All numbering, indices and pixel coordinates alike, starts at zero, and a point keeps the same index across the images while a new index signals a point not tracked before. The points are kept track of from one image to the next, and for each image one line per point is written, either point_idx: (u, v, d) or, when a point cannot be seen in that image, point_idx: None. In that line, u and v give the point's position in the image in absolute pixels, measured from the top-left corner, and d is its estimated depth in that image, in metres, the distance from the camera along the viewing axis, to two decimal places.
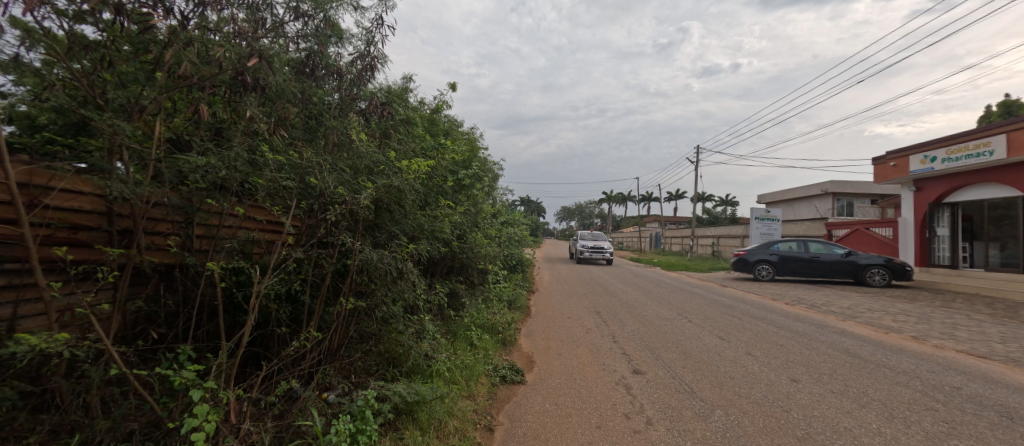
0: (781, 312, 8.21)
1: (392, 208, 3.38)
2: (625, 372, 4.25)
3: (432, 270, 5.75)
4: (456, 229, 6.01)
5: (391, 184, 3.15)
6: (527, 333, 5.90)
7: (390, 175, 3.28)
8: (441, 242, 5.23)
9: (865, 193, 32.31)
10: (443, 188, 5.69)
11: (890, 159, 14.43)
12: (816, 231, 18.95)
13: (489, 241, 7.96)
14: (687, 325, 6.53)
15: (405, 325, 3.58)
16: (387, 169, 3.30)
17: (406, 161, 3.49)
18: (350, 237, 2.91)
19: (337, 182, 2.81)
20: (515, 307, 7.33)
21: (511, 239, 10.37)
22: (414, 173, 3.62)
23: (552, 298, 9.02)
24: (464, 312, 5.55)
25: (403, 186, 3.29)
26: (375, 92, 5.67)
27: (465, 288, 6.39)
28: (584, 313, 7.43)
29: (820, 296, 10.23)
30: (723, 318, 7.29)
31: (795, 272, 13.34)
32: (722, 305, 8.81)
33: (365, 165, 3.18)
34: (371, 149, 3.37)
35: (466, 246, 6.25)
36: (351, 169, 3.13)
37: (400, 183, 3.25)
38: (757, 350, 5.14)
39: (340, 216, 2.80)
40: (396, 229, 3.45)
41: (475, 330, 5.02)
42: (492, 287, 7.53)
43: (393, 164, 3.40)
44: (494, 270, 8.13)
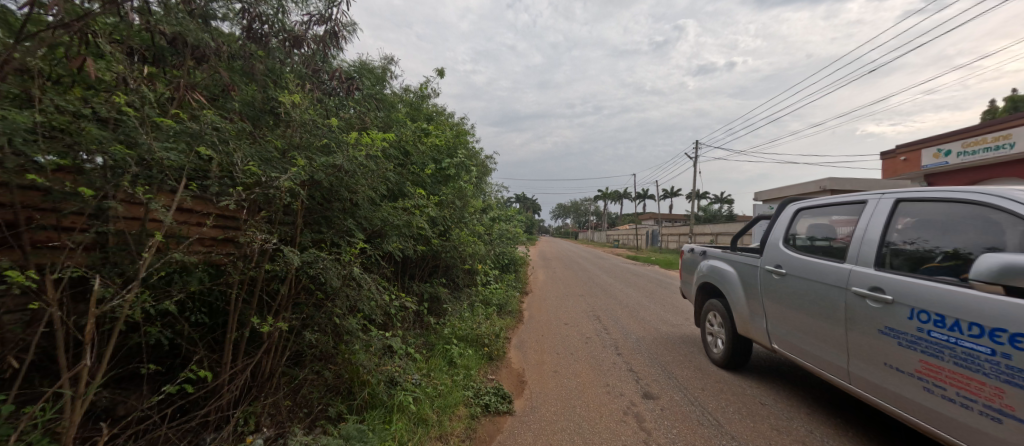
0: None
1: (339, 196, 2.63)
2: (633, 395, 3.53)
3: (408, 273, 5.02)
4: (436, 225, 5.27)
5: (332, 163, 2.39)
6: (517, 343, 5.18)
7: (334, 152, 2.53)
8: (417, 240, 4.50)
9: (864, 191, 31.87)
10: (419, 177, 4.95)
11: (900, 153, 13.80)
12: (820, 228, 18.37)
13: (478, 239, 7.25)
14: (698, 333, 5.84)
15: (361, 344, 2.84)
16: (332, 145, 2.55)
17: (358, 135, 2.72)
18: (271, 235, 2.14)
19: (250, 158, 2.04)
20: (506, 313, 6.63)
21: (503, 236, 9.66)
22: (370, 151, 2.87)
23: (546, 301, 8.33)
24: (443, 321, 4.83)
25: (353, 167, 2.53)
26: (344, 66, 4.90)
27: (448, 292, 5.68)
28: (581, 318, 6.72)
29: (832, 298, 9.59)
30: None
31: None
32: None
33: (300, 137, 2.41)
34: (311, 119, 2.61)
35: (449, 244, 5.52)
36: (280, 143, 2.36)
37: (348, 162, 2.49)
38: (783, 365, 4.46)
39: (252, 202, 2.03)
40: (347, 223, 2.71)
41: (456, 343, 4.30)
42: (480, 290, 6.81)
43: (341, 139, 2.64)
44: (483, 271, 7.42)
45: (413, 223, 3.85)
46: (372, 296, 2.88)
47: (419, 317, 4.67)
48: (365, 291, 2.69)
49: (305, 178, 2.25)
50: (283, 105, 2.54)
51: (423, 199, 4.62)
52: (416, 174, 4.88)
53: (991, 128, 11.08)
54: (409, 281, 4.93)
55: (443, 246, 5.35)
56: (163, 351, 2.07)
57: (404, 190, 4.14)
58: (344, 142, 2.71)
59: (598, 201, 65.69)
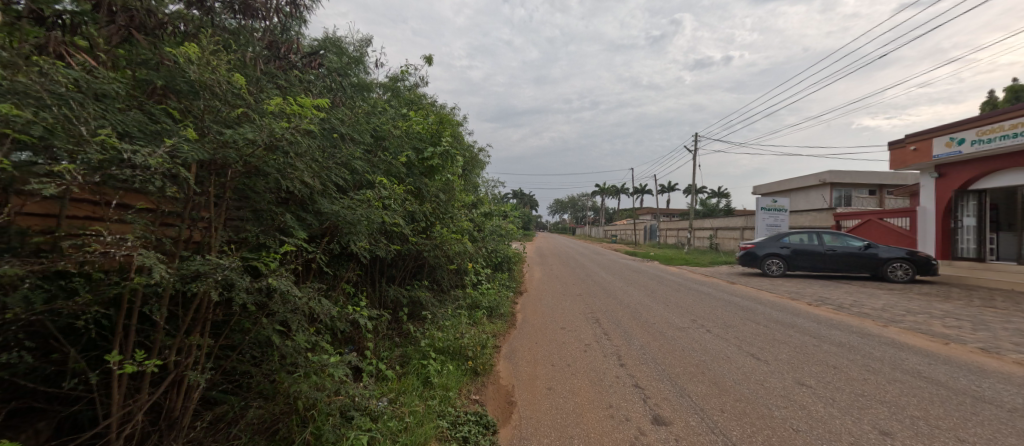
0: (808, 317, 7.04)
1: (262, 181, 2.08)
2: (640, 419, 3.01)
3: (379, 274, 4.46)
4: (413, 222, 4.71)
5: (249, 138, 1.82)
6: (507, 353, 4.64)
7: (257, 122, 1.94)
8: (382, 234, 3.92)
9: (863, 184, 31.47)
10: (395, 166, 4.37)
11: (908, 142, 13.27)
12: (824, 222, 17.85)
13: (467, 237, 6.70)
14: (706, 337, 5.35)
15: (304, 367, 2.32)
16: (246, 114, 1.96)
17: (284, 101, 2.08)
18: (144, 229, 1.62)
19: (102, 125, 1.51)
20: (495, 316, 6.08)
21: (495, 233, 9.12)
22: (315, 126, 2.30)
23: (541, 301, 7.80)
24: (424, 331, 4.28)
25: (283, 143, 1.97)
26: (307, 41, 4.34)
27: (430, 296, 5.13)
28: (579, 322, 6.19)
29: (844, 296, 9.08)
30: (746, 326, 6.10)
31: (808, 266, 12.24)
32: (737, 307, 7.64)
33: (199, 104, 1.82)
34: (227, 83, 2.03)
35: (431, 242, 4.94)
36: (172, 112, 1.82)
37: (276, 137, 1.93)
38: (807, 376, 3.95)
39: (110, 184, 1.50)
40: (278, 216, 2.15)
41: (435, 357, 3.75)
42: (467, 294, 6.28)
43: (260, 107, 2.04)
44: (473, 271, 6.88)
45: (381, 218, 3.27)
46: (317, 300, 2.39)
47: (379, 321, 4.10)
48: (308, 299, 2.19)
49: (199, 156, 1.69)
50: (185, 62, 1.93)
51: (391, 192, 4.06)
52: (390, 164, 4.31)
53: (1007, 115, 10.53)
54: (376, 282, 4.37)
55: (426, 245, 4.77)
56: (6, 371, 1.61)
57: (363, 178, 3.56)
58: (274, 115, 2.15)
59: (595, 197, 65.18)
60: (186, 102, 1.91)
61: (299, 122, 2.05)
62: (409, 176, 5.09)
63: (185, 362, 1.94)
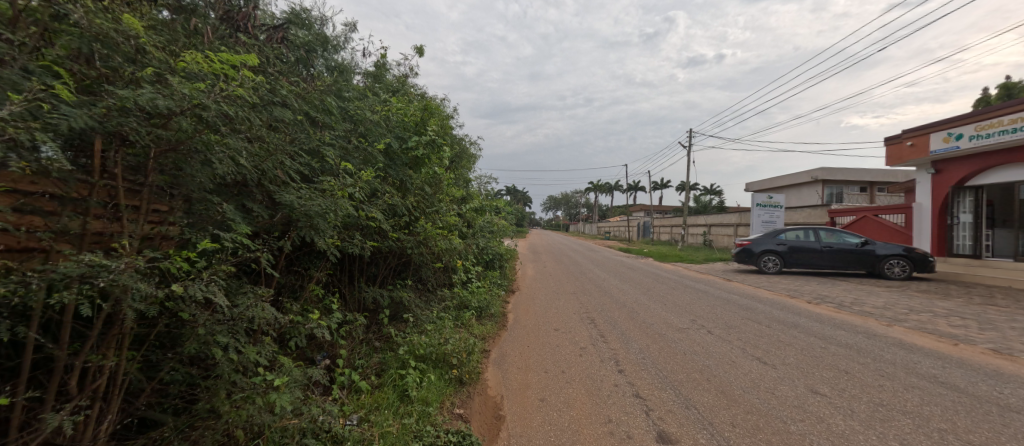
0: (809, 316, 6.78)
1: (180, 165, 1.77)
2: (643, 435, 2.71)
3: (353, 272, 4.12)
4: (393, 216, 4.37)
5: (158, 108, 1.56)
6: (496, 358, 4.31)
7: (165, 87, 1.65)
8: (351, 229, 3.57)
9: (855, 181, 31.56)
10: (373, 155, 4.01)
11: (906, 138, 13.08)
12: (819, 218, 17.70)
13: (455, 233, 6.34)
14: (708, 340, 5.07)
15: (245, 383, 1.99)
16: (152, 74, 1.73)
17: (202, 61, 1.86)
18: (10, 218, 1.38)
19: None
20: (484, 317, 5.75)
21: (487, 229, 8.76)
22: (247, 92, 2.02)
23: (534, 300, 7.50)
24: (405, 335, 3.94)
25: (205, 113, 1.70)
26: (271, 16, 3.97)
27: (413, 296, 4.78)
28: (574, 322, 5.89)
29: (843, 293, 8.85)
30: (748, 327, 5.83)
31: (804, 263, 12.07)
32: (736, 306, 7.39)
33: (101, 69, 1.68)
34: (130, 42, 1.76)
35: (415, 237, 4.58)
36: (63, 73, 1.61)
37: (194, 105, 1.66)
38: (819, 382, 3.68)
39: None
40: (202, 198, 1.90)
41: (415, 366, 3.40)
42: (455, 293, 5.93)
43: (173, 68, 1.81)
44: (461, 269, 6.52)
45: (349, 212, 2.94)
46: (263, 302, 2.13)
47: (351, 324, 3.76)
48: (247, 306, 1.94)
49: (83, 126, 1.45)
50: (73, 18, 1.60)
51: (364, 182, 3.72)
52: (367, 152, 3.94)
53: (1005, 110, 10.32)
54: (350, 282, 4.04)
55: (409, 239, 4.42)
56: None
57: (327, 167, 3.22)
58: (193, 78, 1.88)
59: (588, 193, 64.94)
60: (80, 62, 1.66)
61: (224, 86, 1.78)
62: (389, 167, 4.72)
63: (91, 385, 1.62)
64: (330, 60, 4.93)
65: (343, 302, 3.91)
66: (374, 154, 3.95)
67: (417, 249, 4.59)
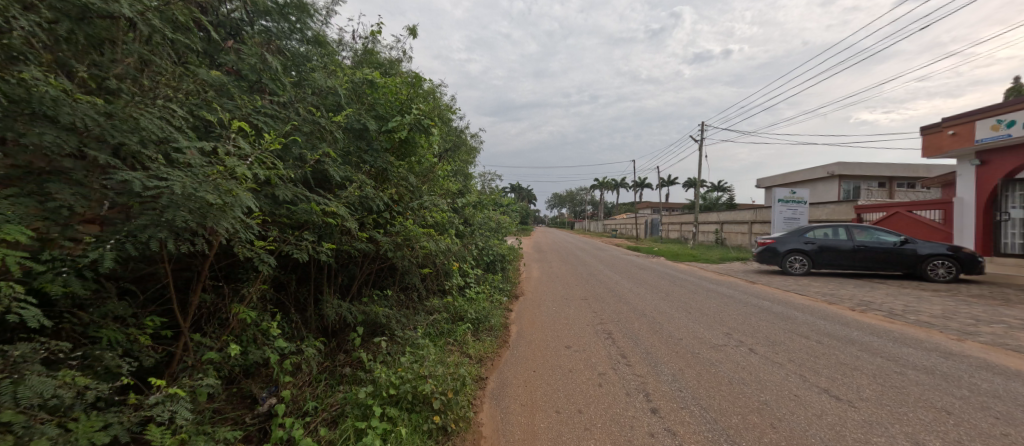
0: (859, 327, 5.86)
1: None
2: None
3: (310, 282, 3.39)
4: (361, 212, 3.52)
5: None
6: (495, 388, 3.47)
7: None
8: (289, 230, 2.75)
9: (874, 177, 30.26)
10: (332, 134, 3.16)
11: (947, 126, 11.98)
12: (845, 215, 16.59)
13: (448, 233, 5.49)
14: (754, 362, 4.17)
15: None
16: None
17: None
18: None
19: None
20: (481, 331, 4.87)
21: (487, 228, 7.92)
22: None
23: (541, 307, 6.65)
24: (376, 364, 3.09)
25: None
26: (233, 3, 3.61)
27: (392, 310, 3.93)
28: (588, 337, 5.02)
29: (887, 299, 7.88)
30: (795, 342, 4.92)
31: (834, 264, 11.09)
32: (768, 314, 6.50)
33: None
34: None
35: (395, 237, 3.69)
36: None
37: None
38: (924, 432, 2.77)
39: None
40: None
41: (383, 413, 2.53)
42: (448, 303, 5.07)
43: None
44: (456, 274, 5.65)
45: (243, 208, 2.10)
46: (41, 356, 1.79)
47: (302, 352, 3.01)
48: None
49: None
50: None
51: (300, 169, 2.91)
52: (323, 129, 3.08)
53: None
54: (303, 295, 3.33)
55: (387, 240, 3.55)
56: None
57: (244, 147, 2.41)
58: None
59: (594, 190, 63.84)
60: None
61: None
62: (364, 152, 3.86)
63: None
64: (304, 36, 4.31)
65: (295, 321, 3.17)
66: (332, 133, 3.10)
67: (398, 253, 3.71)
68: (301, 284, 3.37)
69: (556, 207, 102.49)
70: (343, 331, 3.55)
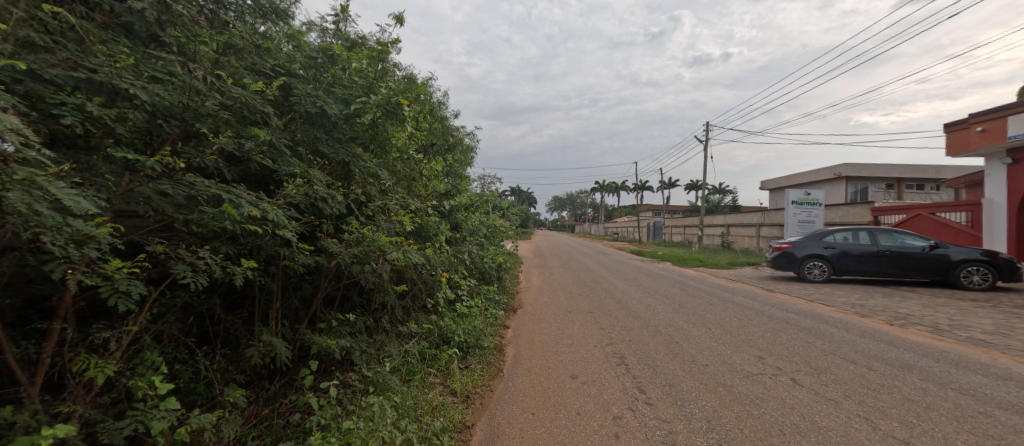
0: (909, 347, 5.08)
1: None
2: None
3: (246, 308, 2.66)
4: (312, 215, 2.76)
5: None
6: (481, 442, 2.72)
7: None
8: (189, 246, 1.99)
9: (882, 178, 29.55)
10: (262, 112, 2.44)
11: (974, 123, 11.23)
12: (861, 217, 15.82)
13: (434, 242, 4.77)
14: (802, 399, 3.39)
15: None
16: None
17: None
18: None
19: None
20: (470, 358, 4.14)
21: (482, 233, 7.19)
22: None
23: (540, 323, 5.90)
24: (321, 425, 2.32)
25: None
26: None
27: (356, 338, 3.19)
28: (596, 363, 4.26)
29: (925, 311, 7.13)
30: (842, 370, 4.14)
31: (856, 271, 10.30)
32: (800, 331, 5.72)
33: None
34: None
35: (355, 241, 2.91)
36: None
37: None
38: None
39: None
40: None
41: None
42: (433, 323, 4.34)
43: None
44: (444, 288, 4.92)
45: None
46: None
47: (222, 411, 2.26)
48: None
49: None
50: None
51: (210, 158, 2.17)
52: (243, 101, 2.29)
53: None
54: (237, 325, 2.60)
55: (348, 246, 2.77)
56: None
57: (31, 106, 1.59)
58: None
59: (595, 193, 63.12)
60: None
61: None
62: (321, 140, 3.26)
63: None
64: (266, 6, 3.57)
65: (220, 361, 2.44)
66: (261, 110, 2.36)
67: (361, 266, 2.93)
68: (233, 312, 2.63)
69: (556, 210, 101.69)
70: (294, 369, 2.83)
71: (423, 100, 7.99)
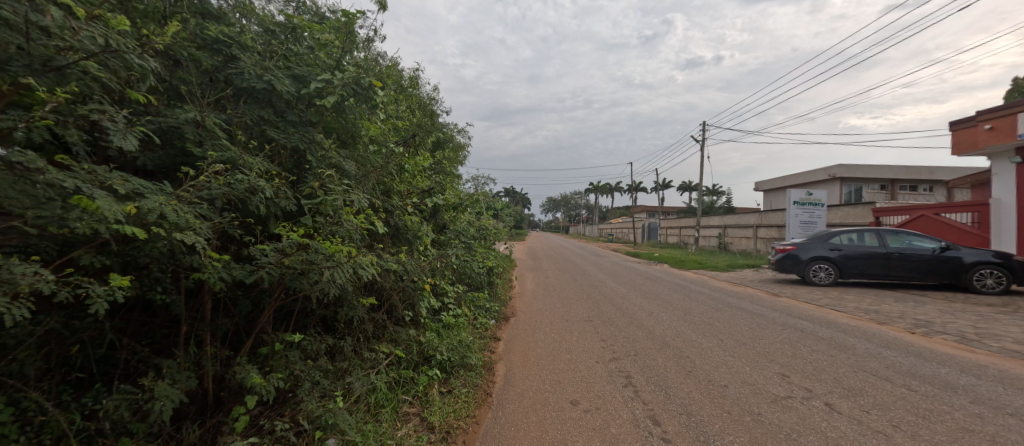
0: (943, 361, 4.59)
1: None
2: None
3: (161, 334, 2.16)
4: (241, 216, 2.21)
5: None
6: None
7: None
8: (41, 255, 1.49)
9: (877, 179, 29.44)
10: (143, 68, 2.03)
11: (981, 120, 10.86)
12: (862, 218, 15.44)
13: (413, 245, 4.21)
14: (846, 431, 2.86)
15: None
16: None
17: None
18: None
19: None
20: (453, 380, 3.57)
21: (472, 235, 6.62)
22: None
23: (535, 334, 5.36)
24: None
25: None
26: None
27: (309, 365, 2.63)
28: (600, 384, 3.72)
29: (946, 318, 6.66)
30: (881, 392, 3.62)
31: (863, 274, 9.89)
32: (818, 342, 5.22)
33: None
34: None
35: (289, 246, 2.26)
36: None
37: None
38: None
39: None
40: None
41: None
42: (411, 339, 3.77)
43: None
44: (426, 297, 4.37)
45: None
46: None
47: None
48: None
49: None
50: None
51: (61, 127, 1.76)
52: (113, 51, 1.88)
53: None
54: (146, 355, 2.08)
55: (285, 243, 2.24)
56: None
57: None
58: None
59: (589, 194, 62.72)
60: None
61: None
62: (275, 125, 2.79)
63: None
64: None
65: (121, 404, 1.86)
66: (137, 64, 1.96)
67: (301, 280, 2.28)
68: (140, 339, 2.11)
69: (551, 211, 101.19)
70: (227, 407, 2.32)
71: (408, 92, 7.43)
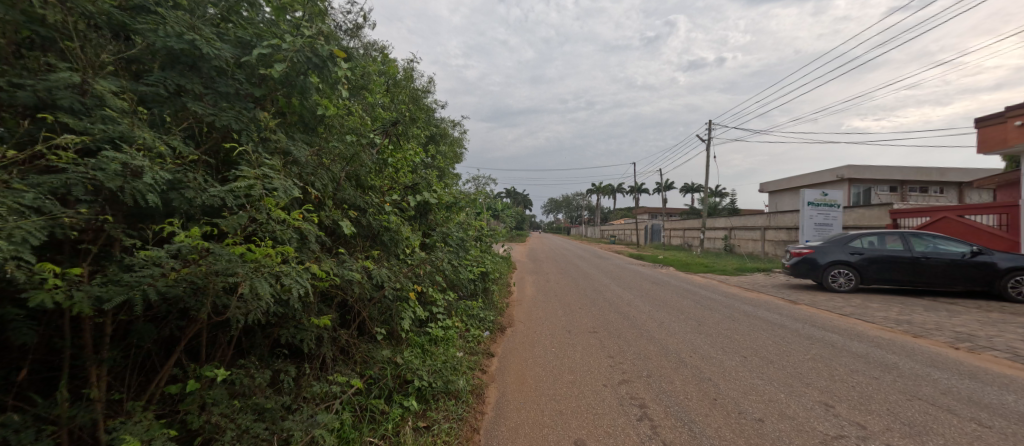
0: (1005, 385, 3.96)
1: None
2: None
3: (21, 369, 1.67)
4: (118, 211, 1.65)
5: None
6: None
7: None
8: None
9: (888, 180, 28.71)
10: None
11: (1011, 116, 10.22)
12: (879, 220, 14.76)
13: (393, 249, 3.61)
14: None
15: None
16: None
17: None
18: None
19: None
20: (432, 412, 2.94)
21: (465, 237, 6.04)
22: None
23: (533, 349, 4.76)
24: None
25: None
26: None
27: (240, 406, 2.03)
28: (609, 415, 3.11)
29: (989, 330, 6.03)
30: (949, 429, 3.00)
31: (886, 279, 9.25)
32: (856, 360, 4.59)
33: None
34: None
35: (183, 251, 1.63)
36: None
37: None
38: None
39: None
40: None
41: None
42: (385, 361, 3.18)
43: None
44: (408, 308, 3.77)
45: None
46: None
47: None
48: None
49: None
50: None
51: None
52: None
53: None
54: None
55: (174, 247, 1.62)
56: None
57: None
58: None
59: (591, 195, 62.11)
60: None
61: None
62: (201, 97, 2.19)
63: None
64: None
65: None
66: None
67: (203, 297, 1.68)
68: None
69: (552, 212, 100.55)
70: None
71: (398, 82, 6.86)
